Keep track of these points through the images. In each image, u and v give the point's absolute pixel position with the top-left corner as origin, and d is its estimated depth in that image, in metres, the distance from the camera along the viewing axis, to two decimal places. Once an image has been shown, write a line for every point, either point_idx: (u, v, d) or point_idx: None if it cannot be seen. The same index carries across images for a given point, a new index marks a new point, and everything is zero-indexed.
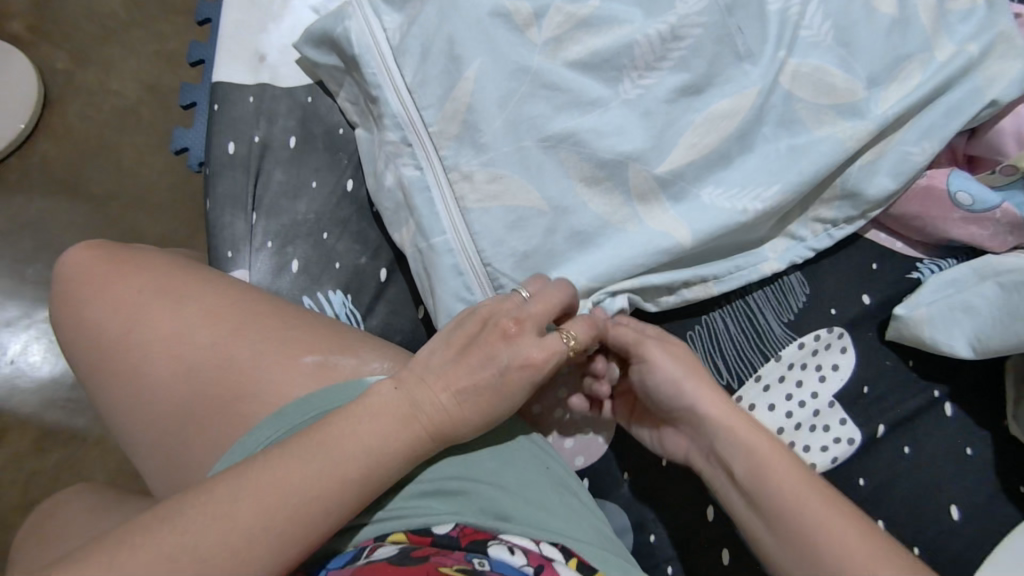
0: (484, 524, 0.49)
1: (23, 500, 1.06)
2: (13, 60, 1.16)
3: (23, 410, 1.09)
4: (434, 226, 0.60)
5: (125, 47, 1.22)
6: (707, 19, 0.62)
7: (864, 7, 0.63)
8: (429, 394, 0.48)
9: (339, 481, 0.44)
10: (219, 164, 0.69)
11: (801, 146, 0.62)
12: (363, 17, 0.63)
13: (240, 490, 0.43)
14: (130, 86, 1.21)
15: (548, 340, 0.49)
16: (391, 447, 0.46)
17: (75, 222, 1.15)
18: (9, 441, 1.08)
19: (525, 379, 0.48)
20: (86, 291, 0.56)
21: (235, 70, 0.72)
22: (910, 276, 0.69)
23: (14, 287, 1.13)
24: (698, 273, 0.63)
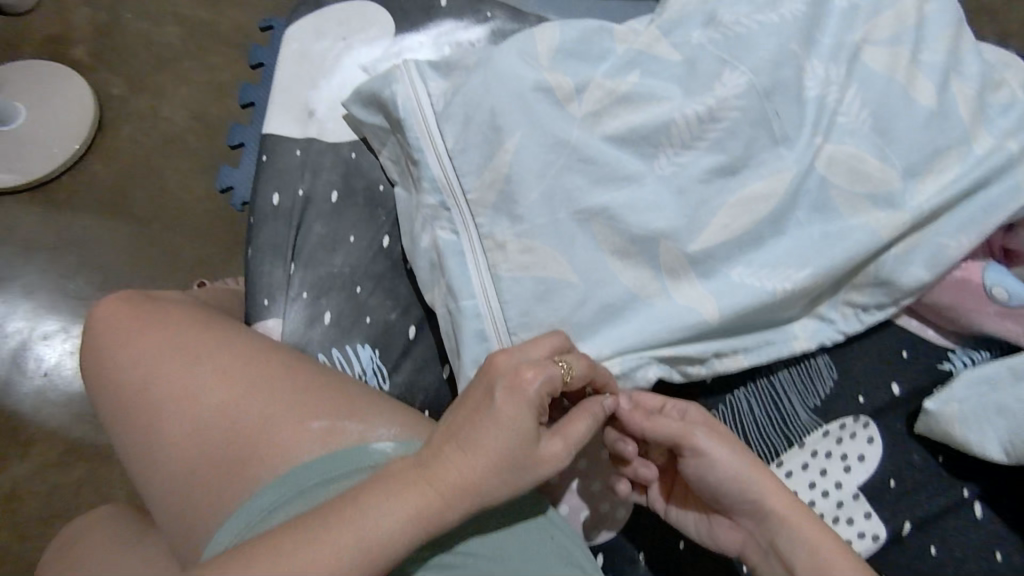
0: None
1: (46, 512, 1.08)
2: (75, 86, 1.23)
3: (53, 424, 1.12)
4: (464, 287, 0.61)
5: (178, 79, 1.28)
6: (745, 101, 0.62)
7: (903, 97, 0.63)
8: (440, 458, 0.47)
9: (341, 551, 0.44)
10: (262, 214, 0.71)
11: (834, 233, 0.62)
12: (410, 81, 0.65)
13: (261, 554, 0.44)
14: (180, 114, 1.26)
15: (539, 364, 0.48)
16: (396, 514, 0.46)
17: (116, 243, 1.20)
18: (36, 453, 1.11)
19: (522, 410, 0.47)
20: (118, 347, 0.64)
21: (284, 122, 0.75)
22: (940, 367, 0.68)
23: (54, 303, 1.17)
24: (728, 343, 0.63)
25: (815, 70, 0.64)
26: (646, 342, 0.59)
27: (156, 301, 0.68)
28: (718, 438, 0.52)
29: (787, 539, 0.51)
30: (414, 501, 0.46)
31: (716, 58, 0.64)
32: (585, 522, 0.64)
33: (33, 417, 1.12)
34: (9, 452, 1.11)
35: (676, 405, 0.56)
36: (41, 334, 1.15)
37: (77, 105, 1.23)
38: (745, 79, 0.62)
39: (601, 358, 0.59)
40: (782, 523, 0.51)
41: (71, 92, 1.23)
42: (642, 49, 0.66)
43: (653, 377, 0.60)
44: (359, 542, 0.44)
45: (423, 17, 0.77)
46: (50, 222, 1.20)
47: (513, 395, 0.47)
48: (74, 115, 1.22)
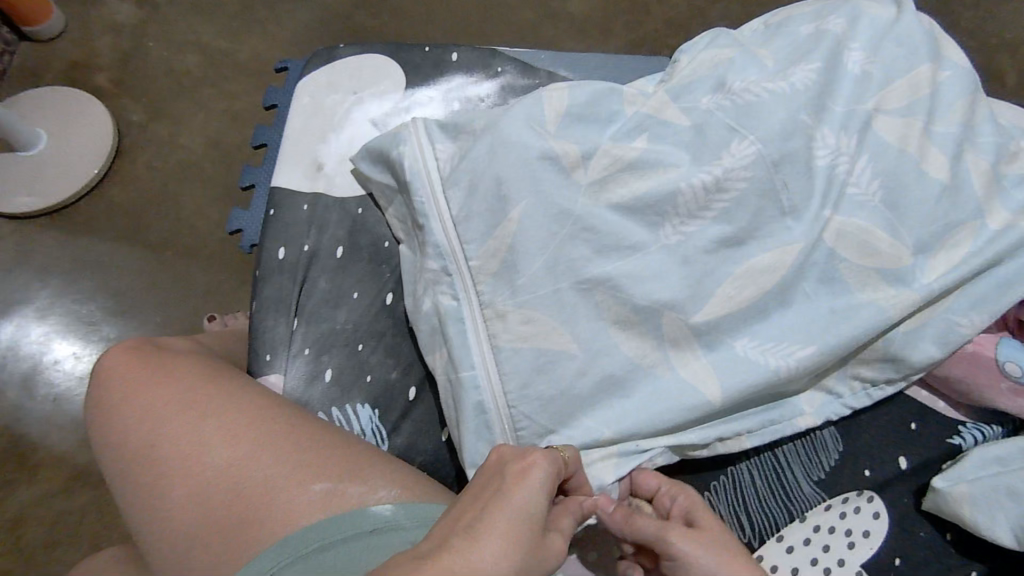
0: None
1: (49, 540, 1.09)
2: (94, 111, 1.22)
3: (61, 449, 1.13)
4: (464, 357, 0.61)
5: (195, 105, 1.26)
6: (753, 173, 0.61)
7: (915, 171, 0.63)
8: (443, 545, 0.43)
9: None
10: (269, 268, 0.73)
11: (840, 309, 0.61)
12: (417, 142, 0.66)
13: None
14: (197, 140, 1.24)
15: (547, 454, 0.51)
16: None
17: (125, 271, 1.19)
18: (41, 479, 1.11)
19: (533, 494, 0.47)
20: (124, 404, 0.62)
21: (292, 176, 0.76)
22: (949, 441, 0.67)
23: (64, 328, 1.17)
24: (734, 427, 0.62)
25: (825, 138, 0.63)
26: (644, 418, 0.59)
27: (167, 353, 0.68)
28: (697, 537, 0.51)
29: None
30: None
31: (725, 125, 0.63)
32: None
33: (37, 444, 1.12)
34: (14, 478, 1.11)
35: (669, 494, 0.56)
36: (49, 360, 1.16)
37: (94, 127, 1.21)
38: (753, 150, 0.62)
39: (599, 432, 0.59)
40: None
41: (90, 118, 1.22)
42: (651, 113, 0.65)
43: (659, 462, 0.61)
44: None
45: (432, 72, 0.79)
46: (65, 248, 1.19)
47: (522, 476, 0.49)
48: (89, 138, 1.21)
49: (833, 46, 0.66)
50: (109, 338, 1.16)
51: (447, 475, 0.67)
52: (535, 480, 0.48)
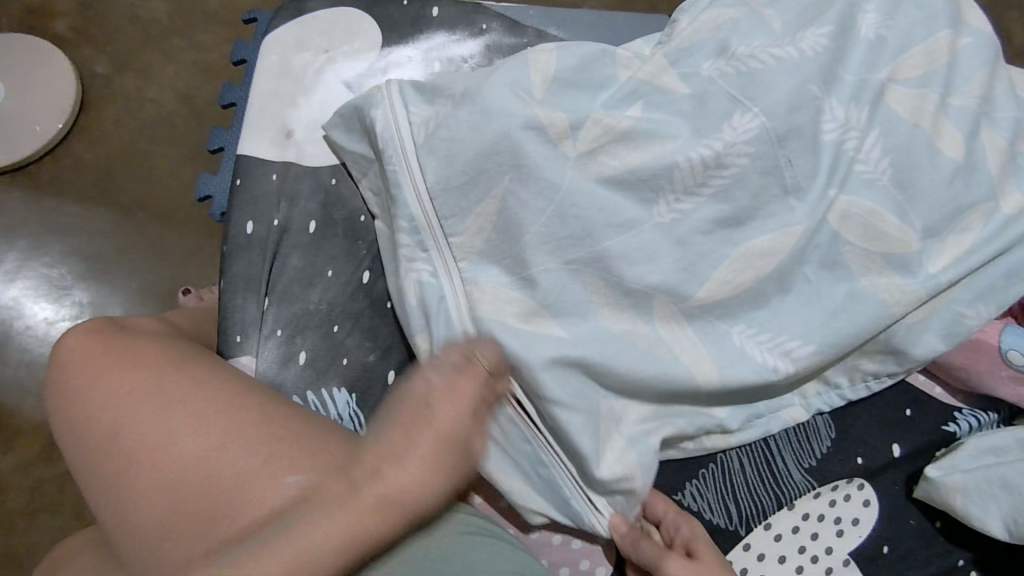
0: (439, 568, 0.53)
1: (15, 518, 1.03)
2: (55, 59, 1.11)
3: (23, 419, 1.05)
4: (445, 327, 0.57)
5: (163, 53, 1.16)
6: (756, 148, 0.57)
7: (927, 148, 0.59)
8: (374, 479, 0.47)
9: None
10: (237, 244, 0.68)
11: (840, 295, 0.58)
12: (390, 105, 0.60)
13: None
14: (164, 92, 1.14)
15: (475, 379, 0.50)
16: (327, 534, 0.45)
17: (85, 232, 1.10)
18: (4, 455, 1.04)
19: (456, 417, 0.48)
20: (85, 391, 0.58)
21: (260, 143, 0.71)
22: (943, 428, 0.65)
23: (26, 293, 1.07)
24: (719, 420, 0.60)
25: (833, 110, 0.59)
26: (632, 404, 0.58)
27: (135, 332, 0.63)
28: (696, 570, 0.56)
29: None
30: (351, 519, 0.45)
31: (728, 96, 0.58)
32: (580, 571, 0.64)
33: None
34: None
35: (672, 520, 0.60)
36: (19, 327, 1.07)
37: (48, 75, 1.10)
38: (756, 123, 0.57)
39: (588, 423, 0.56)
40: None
41: (50, 67, 1.10)
42: (646, 80, 0.60)
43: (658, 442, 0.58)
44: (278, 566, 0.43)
45: (412, 29, 0.74)
46: (31, 208, 1.10)
47: (451, 400, 0.48)
48: (44, 86, 1.10)
49: (847, 8, 0.61)
50: (84, 303, 1.07)
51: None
52: (447, 412, 0.48)
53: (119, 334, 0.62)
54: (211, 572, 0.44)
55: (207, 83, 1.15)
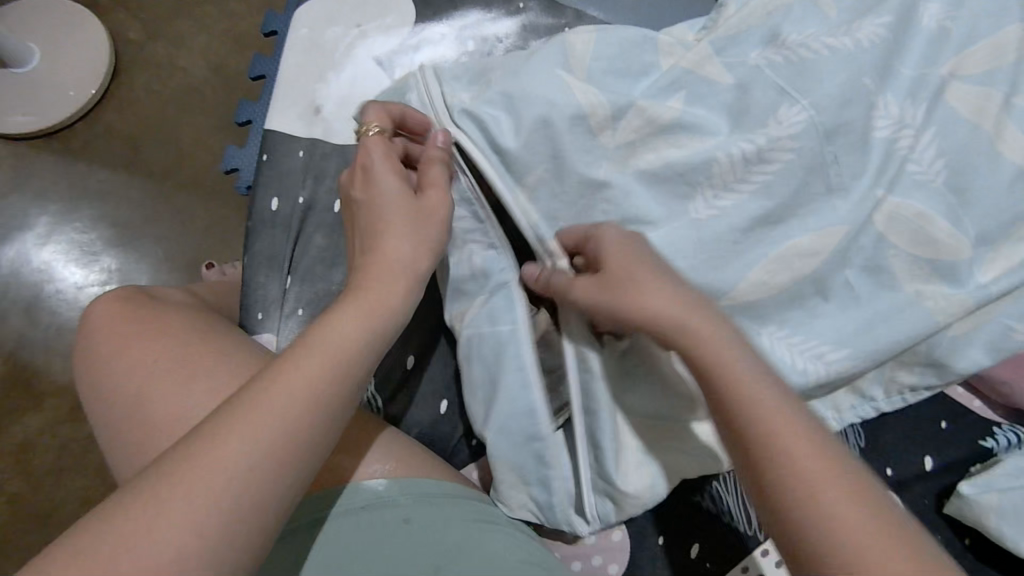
0: (436, 553, 0.54)
1: (39, 479, 1.04)
2: (91, 25, 1.10)
3: (50, 380, 1.06)
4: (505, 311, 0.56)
5: (196, 22, 1.15)
6: (802, 143, 0.54)
7: (987, 151, 0.55)
8: (376, 267, 0.49)
9: (328, 372, 0.44)
10: (262, 221, 0.68)
11: (882, 301, 0.55)
12: (426, 90, 0.60)
13: (210, 440, 0.40)
14: (195, 61, 1.14)
15: (392, 154, 0.53)
16: (353, 320, 0.46)
17: (114, 198, 1.10)
18: (31, 415, 1.05)
19: (390, 183, 0.51)
20: (118, 357, 0.57)
21: (288, 119, 0.71)
22: (981, 443, 0.63)
23: (58, 254, 1.08)
24: None
25: (887, 106, 0.55)
26: (668, 398, 0.56)
27: (157, 299, 0.63)
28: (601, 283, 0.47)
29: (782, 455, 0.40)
30: (361, 300, 0.48)
31: (775, 87, 0.55)
32: (593, 566, 0.63)
33: (27, 380, 1.06)
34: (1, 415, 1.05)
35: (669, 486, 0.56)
36: (51, 290, 1.08)
37: (81, 40, 1.10)
38: (803, 117, 0.54)
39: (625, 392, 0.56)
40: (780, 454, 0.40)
41: (87, 33, 1.10)
42: (690, 68, 0.57)
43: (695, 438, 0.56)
44: (326, 359, 0.44)
45: (446, 6, 0.72)
46: (62, 172, 1.10)
47: (359, 173, 0.53)
48: (77, 51, 1.10)
49: None
50: (112, 270, 1.08)
51: (451, 433, 0.66)
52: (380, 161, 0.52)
53: (138, 300, 0.62)
54: (242, 426, 0.40)
55: (237, 53, 1.14)
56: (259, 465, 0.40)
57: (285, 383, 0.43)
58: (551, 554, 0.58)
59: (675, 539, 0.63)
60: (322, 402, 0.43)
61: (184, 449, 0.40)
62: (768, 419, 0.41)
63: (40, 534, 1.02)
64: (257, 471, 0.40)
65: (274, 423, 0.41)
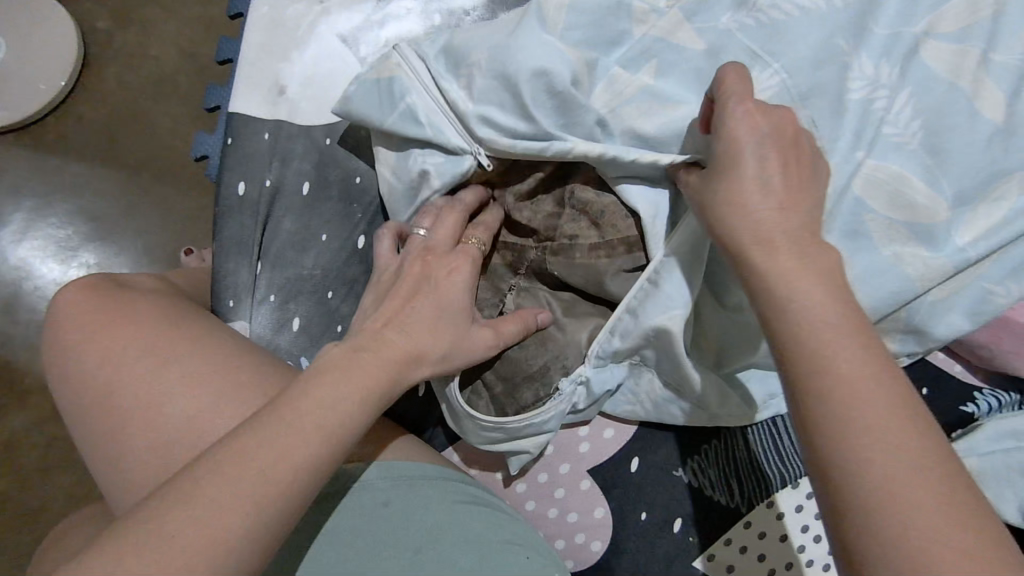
0: (423, 536, 0.53)
1: (25, 479, 1.02)
2: (50, 10, 1.05)
3: (30, 379, 1.04)
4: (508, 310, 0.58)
5: (160, 6, 1.11)
6: (776, 107, 0.53)
7: (963, 108, 0.54)
8: (386, 341, 0.51)
9: (322, 429, 0.45)
10: (230, 206, 0.69)
11: (861, 266, 0.55)
12: (423, 85, 0.58)
13: (205, 473, 0.41)
14: (162, 47, 1.10)
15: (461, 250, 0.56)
16: (351, 394, 0.47)
17: (86, 191, 1.08)
18: (14, 415, 1.03)
19: (460, 292, 0.54)
20: (87, 346, 0.56)
21: (253, 102, 0.71)
22: (961, 409, 0.62)
23: (30, 250, 1.06)
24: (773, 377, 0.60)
25: (861, 66, 0.54)
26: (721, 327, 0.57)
27: (125, 284, 0.62)
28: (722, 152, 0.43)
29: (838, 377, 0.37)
30: (367, 375, 0.48)
31: (746, 51, 0.54)
32: (576, 543, 0.64)
33: (6, 379, 1.04)
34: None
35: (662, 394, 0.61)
36: (26, 287, 1.05)
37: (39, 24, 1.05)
38: (776, 82, 0.53)
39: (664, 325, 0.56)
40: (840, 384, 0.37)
41: (46, 20, 1.05)
42: (661, 34, 0.55)
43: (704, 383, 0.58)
44: (319, 416, 0.45)
45: None
46: (30, 166, 1.07)
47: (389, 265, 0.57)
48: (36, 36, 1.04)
49: None
50: (90, 264, 1.06)
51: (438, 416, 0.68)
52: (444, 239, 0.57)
53: (105, 287, 0.60)
54: (238, 468, 0.42)
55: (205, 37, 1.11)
56: (245, 500, 0.41)
57: (276, 457, 0.42)
58: (539, 535, 0.58)
59: (658, 514, 0.62)
60: (311, 471, 0.44)
61: (179, 480, 0.41)
62: (867, 385, 0.37)
63: (27, 535, 1.01)
64: (246, 506, 0.41)
65: (263, 499, 0.41)
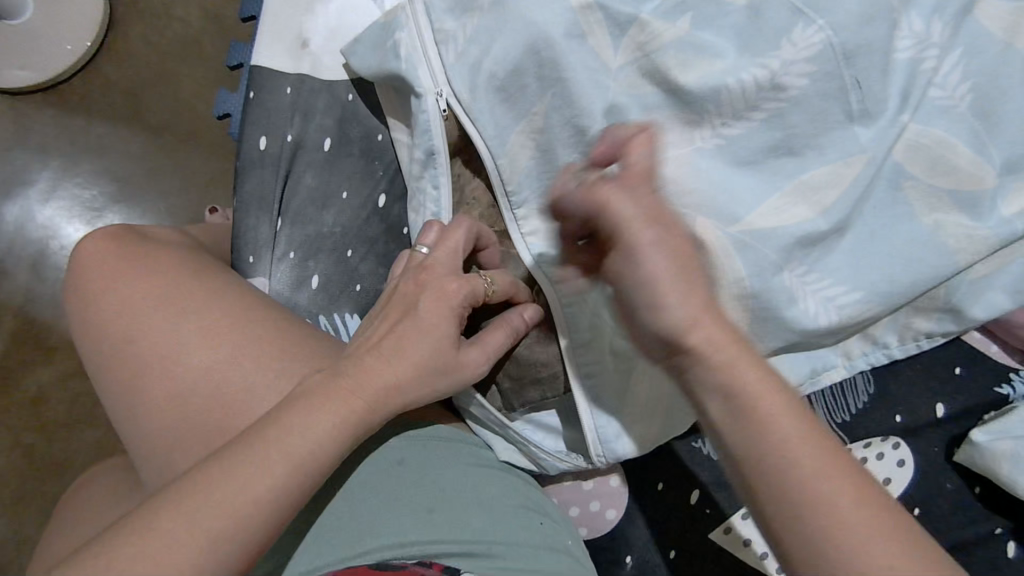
0: (434, 507, 0.52)
1: (51, 431, 1.05)
2: None
3: (57, 334, 1.06)
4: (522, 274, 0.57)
5: None
6: (818, 67, 0.50)
7: (1018, 71, 0.51)
8: (368, 374, 0.48)
9: (294, 460, 0.44)
10: (250, 161, 0.68)
11: (897, 236, 0.53)
12: (417, 28, 0.58)
13: (171, 504, 0.41)
14: (186, 6, 1.09)
15: (463, 275, 0.51)
16: (324, 424, 0.46)
17: (110, 150, 1.08)
18: (42, 369, 1.05)
19: (447, 317, 0.50)
20: (98, 303, 0.56)
21: (275, 54, 0.70)
22: (996, 391, 0.60)
23: (55, 209, 1.07)
24: (809, 360, 0.57)
25: (910, 25, 0.51)
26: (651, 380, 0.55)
27: (144, 235, 0.62)
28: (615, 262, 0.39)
29: (809, 490, 0.35)
30: (341, 407, 0.46)
31: (790, 5, 0.51)
32: (590, 512, 0.63)
33: (33, 335, 1.06)
34: (10, 372, 1.05)
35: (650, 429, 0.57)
36: (52, 245, 1.07)
37: None
38: (821, 39, 0.50)
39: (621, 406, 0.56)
40: (791, 450, 0.36)
41: None
42: None
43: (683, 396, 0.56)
44: (295, 449, 0.44)
45: None
46: (54, 123, 1.07)
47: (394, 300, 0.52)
48: None
49: None
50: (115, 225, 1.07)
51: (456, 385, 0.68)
52: (445, 257, 0.51)
53: (124, 237, 0.60)
54: (202, 502, 0.41)
55: None
56: (208, 536, 0.41)
57: (238, 490, 0.42)
58: (555, 503, 0.59)
59: (676, 486, 0.62)
60: (276, 502, 0.43)
61: (146, 510, 0.41)
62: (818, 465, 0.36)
63: (54, 486, 1.04)
64: (211, 540, 0.41)
65: (223, 533, 0.41)
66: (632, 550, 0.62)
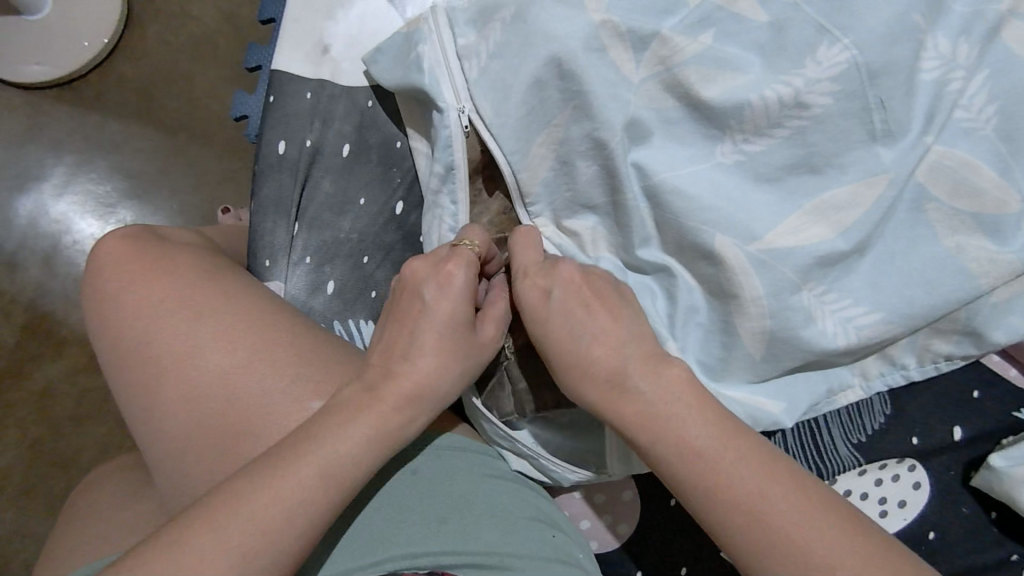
0: (458, 521, 0.52)
1: (59, 425, 1.05)
2: None
3: (68, 330, 1.06)
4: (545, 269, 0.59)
5: None
6: (842, 86, 0.50)
7: None
8: (394, 382, 0.48)
9: (323, 470, 0.44)
10: (268, 164, 0.68)
11: (916, 257, 0.53)
12: (439, 40, 0.58)
13: (205, 513, 0.42)
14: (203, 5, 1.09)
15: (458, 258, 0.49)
16: (355, 433, 0.46)
17: (125, 148, 1.08)
18: (52, 363, 1.06)
19: (458, 302, 0.48)
20: (121, 304, 0.56)
21: (296, 59, 0.70)
22: (1013, 415, 0.59)
23: (69, 204, 1.07)
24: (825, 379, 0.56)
25: (936, 45, 0.51)
26: None
27: (166, 237, 0.62)
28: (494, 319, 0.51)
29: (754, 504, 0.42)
30: (372, 416, 0.46)
31: (815, 23, 0.50)
32: (602, 525, 0.63)
33: (44, 329, 1.06)
34: (19, 364, 1.05)
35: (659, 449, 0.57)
36: (65, 241, 1.07)
37: None
38: (846, 57, 0.49)
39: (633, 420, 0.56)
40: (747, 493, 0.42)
41: None
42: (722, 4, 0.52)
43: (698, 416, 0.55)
44: (325, 458, 0.44)
45: None
46: (70, 119, 1.07)
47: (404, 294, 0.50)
48: None
49: None
50: (128, 222, 1.07)
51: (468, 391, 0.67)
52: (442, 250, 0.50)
53: (146, 240, 0.60)
54: (235, 512, 0.41)
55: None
56: (242, 547, 0.41)
57: (271, 501, 0.42)
58: (565, 514, 0.59)
59: None
60: (307, 513, 0.43)
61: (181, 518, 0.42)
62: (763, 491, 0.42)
63: (60, 481, 1.04)
64: (247, 550, 0.41)
65: (258, 544, 0.41)
66: (642, 566, 0.62)
